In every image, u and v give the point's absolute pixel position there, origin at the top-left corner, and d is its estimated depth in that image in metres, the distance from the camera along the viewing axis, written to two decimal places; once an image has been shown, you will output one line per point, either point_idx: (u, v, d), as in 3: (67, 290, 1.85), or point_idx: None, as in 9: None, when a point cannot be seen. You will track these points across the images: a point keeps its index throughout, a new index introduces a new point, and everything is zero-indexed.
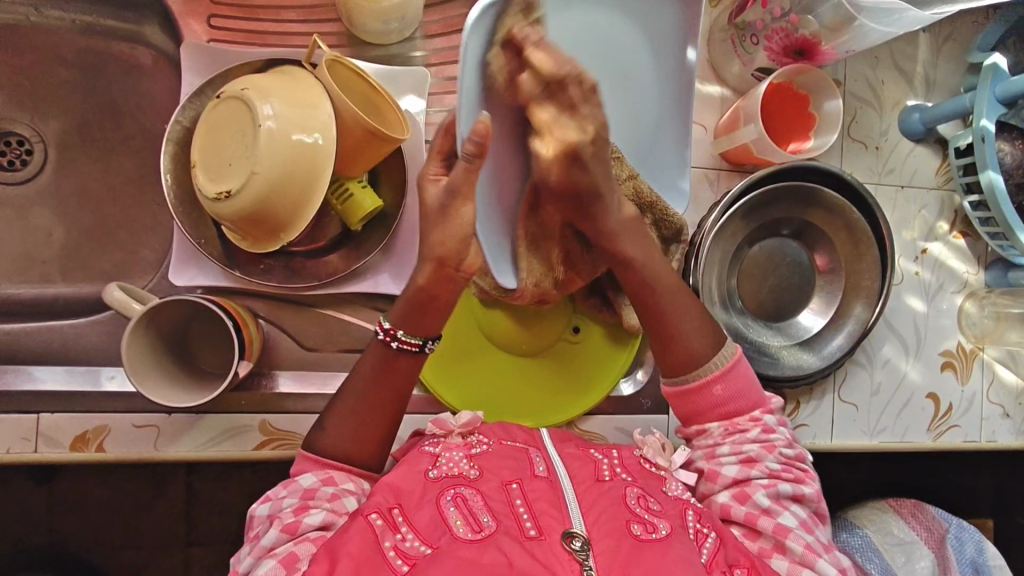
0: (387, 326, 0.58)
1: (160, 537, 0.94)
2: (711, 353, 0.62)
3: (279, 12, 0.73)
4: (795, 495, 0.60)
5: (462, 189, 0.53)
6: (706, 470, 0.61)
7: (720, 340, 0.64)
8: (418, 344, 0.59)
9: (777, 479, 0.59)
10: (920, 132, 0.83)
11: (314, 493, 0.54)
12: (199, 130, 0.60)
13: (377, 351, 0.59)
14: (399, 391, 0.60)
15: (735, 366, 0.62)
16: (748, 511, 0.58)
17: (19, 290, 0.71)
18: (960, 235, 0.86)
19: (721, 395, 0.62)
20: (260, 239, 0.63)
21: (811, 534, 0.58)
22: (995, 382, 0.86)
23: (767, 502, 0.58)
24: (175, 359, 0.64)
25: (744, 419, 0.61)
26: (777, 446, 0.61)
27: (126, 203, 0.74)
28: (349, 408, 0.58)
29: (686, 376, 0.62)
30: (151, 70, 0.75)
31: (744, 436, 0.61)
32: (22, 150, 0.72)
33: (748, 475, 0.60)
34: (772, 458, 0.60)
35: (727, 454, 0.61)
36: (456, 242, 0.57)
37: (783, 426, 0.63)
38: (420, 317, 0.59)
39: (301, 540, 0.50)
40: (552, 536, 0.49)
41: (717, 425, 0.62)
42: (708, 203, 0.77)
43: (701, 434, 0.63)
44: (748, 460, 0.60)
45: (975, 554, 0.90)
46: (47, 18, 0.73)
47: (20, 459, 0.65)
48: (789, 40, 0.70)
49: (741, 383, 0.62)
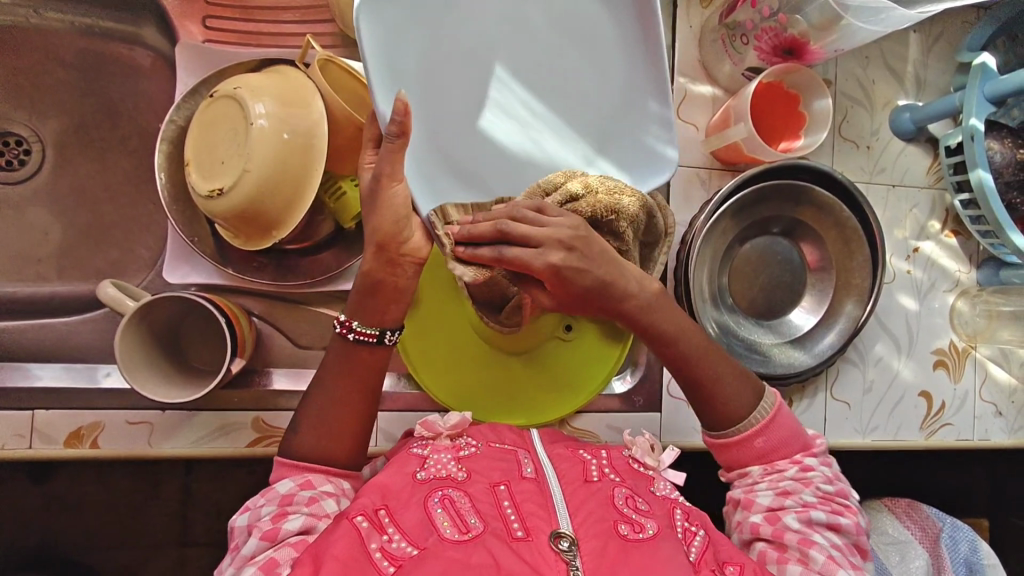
0: (340, 318, 0.58)
1: (156, 536, 0.95)
2: (751, 408, 0.62)
3: (273, 12, 0.74)
4: (832, 525, 0.58)
5: (386, 171, 0.51)
6: (740, 498, 0.61)
7: (759, 392, 0.64)
8: (375, 334, 0.59)
9: (812, 507, 0.58)
10: (911, 131, 0.84)
11: (291, 499, 0.54)
12: (192, 129, 0.61)
13: (337, 346, 0.60)
14: (366, 387, 0.60)
15: (776, 418, 0.62)
16: (778, 530, 0.57)
17: (15, 289, 0.71)
18: (951, 234, 0.86)
19: (762, 445, 0.61)
20: (252, 237, 0.64)
21: (840, 555, 0.56)
22: (987, 381, 0.87)
23: (798, 525, 0.57)
24: (167, 356, 0.65)
25: (784, 461, 0.61)
26: (815, 483, 0.60)
27: (121, 202, 0.75)
28: (322, 410, 0.59)
29: (726, 430, 0.63)
30: (148, 71, 0.76)
31: (781, 474, 0.60)
32: (20, 149, 0.73)
33: (782, 503, 0.58)
34: (808, 492, 0.59)
35: (763, 486, 0.60)
36: (392, 224, 0.55)
37: (823, 466, 0.62)
38: (373, 303, 0.58)
39: (281, 546, 0.51)
40: (540, 537, 0.50)
41: (757, 468, 0.61)
42: (699, 202, 0.78)
43: (743, 476, 0.62)
44: (783, 491, 0.59)
45: (969, 553, 0.91)
46: (47, 19, 0.73)
47: (14, 455, 0.65)
48: (778, 40, 0.70)
49: (783, 433, 0.62)
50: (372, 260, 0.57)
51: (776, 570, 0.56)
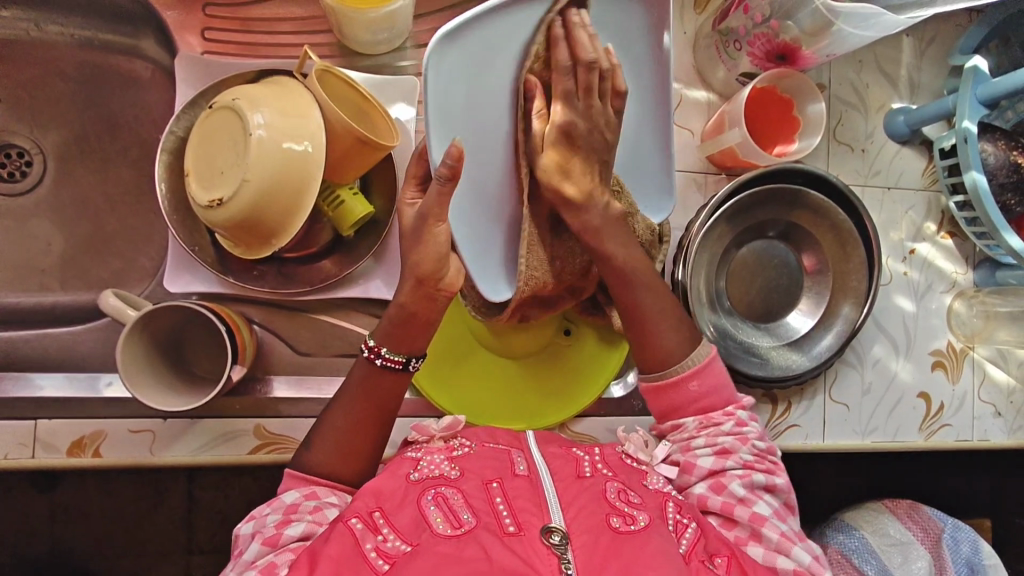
0: (370, 344, 0.59)
1: (161, 544, 0.95)
2: (685, 351, 0.64)
3: (272, 23, 0.75)
4: (769, 484, 0.61)
5: (434, 211, 0.55)
6: (682, 462, 0.62)
7: (698, 337, 0.65)
8: (401, 361, 0.60)
9: (752, 469, 0.61)
10: (905, 134, 0.84)
11: (296, 508, 0.55)
12: (192, 141, 0.61)
13: (362, 369, 0.61)
14: (383, 407, 0.61)
15: (711, 363, 0.64)
16: (725, 500, 0.59)
17: (18, 299, 0.73)
18: (947, 236, 0.87)
19: (697, 389, 0.63)
20: (251, 246, 0.64)
21: (784, 523, 0.59)
22: (986, 382, 0.87)
23: (742, 491, 0.59)
24: (169, 363, 0.66)
25: (718, 414, 0.63)
26: (749, 438, 0.63)
27: (123, 212, 0.76)
28: (338, 425, 0.59)
29: (662, 372, 0.64)
30: (148, 82, 0.77)
31: (718, 429, 0.62)
32: (22, 161, 0.75)
33: (724, 466, 0.61)
34: (746, 450, 0.62)
35: (703, 446, 0.62)
36: (434, 261, 0.58)
37: (753, 420, 0.65)
38: (402, 331, 0.60)
39: (281, 551, 0.51)
40: (531, 531, 0.50)
41: (692, 420, 0.63)
42: (696, 206, 0.78)
43: (678, 428, 0.64)
44: (723, 451, 0.61)
45: (971, 554, 0.91)
46: (48, 33, 0.75)
47: (16, 465, 0.65)
48: (771, 45, 0.71)
49: (715, 379, 0.64)
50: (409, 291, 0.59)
51: (735, 549, 0.58)
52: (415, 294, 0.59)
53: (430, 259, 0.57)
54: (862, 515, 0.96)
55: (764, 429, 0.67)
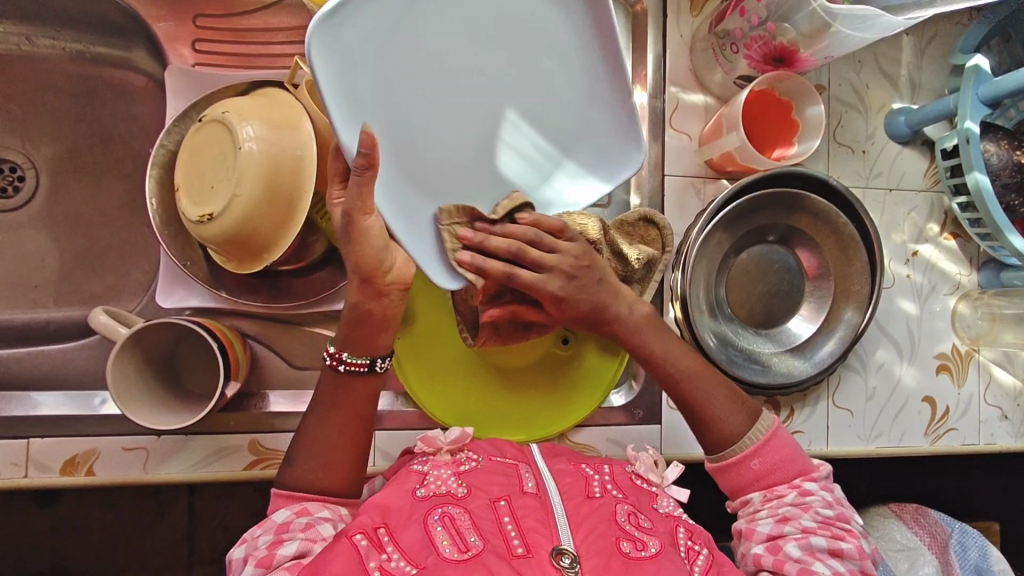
0: (330, 350, 0.58)
1: (162, 557, 0.94)
2: (746, 428, 0.63)
3: (264, 33, 0.74)
4: (833, 551, 0.55)
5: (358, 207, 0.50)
6: (744, 529, 0.59)
7: (754, 415, 0.64)
8: (365, 364, 0.59)
9: (811, 533, 0.56)
10: (907, 134, 0.83)
11: (287, 527, 0.53)
12: (182, 155, 0.61)
13: (329, 378, 0.59)
14: (360, 415, 0.60)
15: (771, 439, 0.62)
16: (778, 559, 0.56)
17: (12, 316, 0.72)
18: (950, 237, 0.86)
19: (759, 468, 0.61)
20: (245, 261, 0.63)
21: None
22: (992, 384, 0.86)
23: (798, 552, 0.55)
24: (163, 380, 0.65)
25: (782, 487, 0.60)
26: (813, 507, 0.58)
27: (116, 226, 0.75)
28: (317, 439, 0.58)
29: (723, 452, 0.62)
30: (140, 94, 0.76)
31: (780, 500, 0.59)
32: (13, 176, 0.74)
33: (781, 531, 0.57)
34: (807, 517, 0.57)
35: (764, 516, 0.59)
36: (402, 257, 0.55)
37: (824, 490, 0.60)
38: (358, 333, 0.58)
39: (276, 571, 0.50)
40: (541, 554, 0.49)
41: (757, 496, 0.60)
42: (694, 212, 0.77)
43: (745, 505, 0.61)
44: (783, 518, 0.58)
45: (979, 559, 0.89)
46: (38, 47, 0.74)
47: (10, 485, 0.64)
48: (768, 48, 0.70)
49: (779, 454, 0.61)
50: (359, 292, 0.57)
51: None
52: (360, 290, 0.57)
53: (370, 255, 0.55)
54: (868, 520, 0.96)
55: (843, 499, 0.62)
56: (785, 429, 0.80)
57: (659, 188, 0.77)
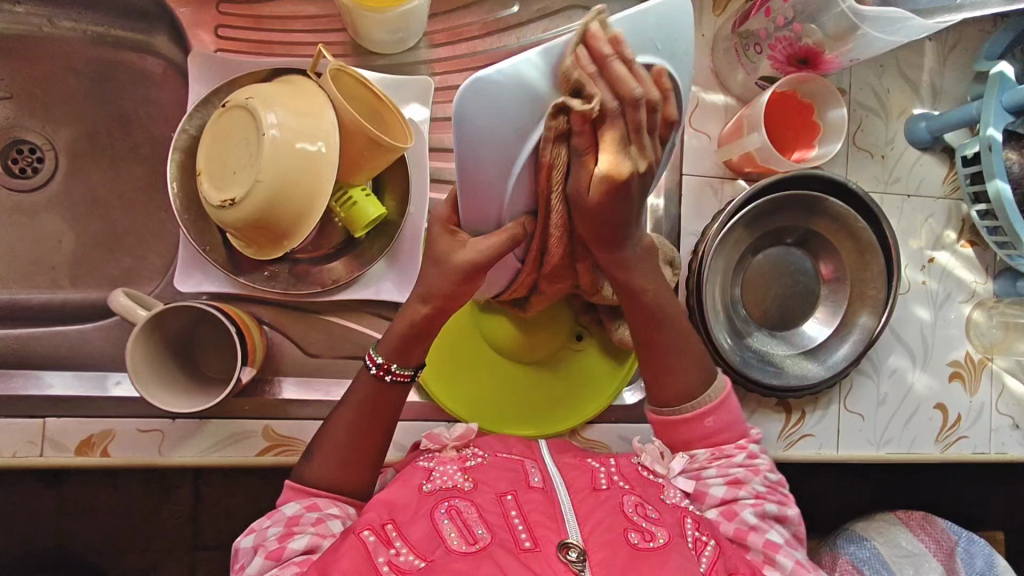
0: (380, 363, 0.59)
1: (167, 539, 0.95)
2: (702, 388, 0.63)
3: (285, 22, 0.74)
4: (779, 515, 0.60)
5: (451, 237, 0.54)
6: (694, 491, 0.61)
7: (710, 372, 0.64)
8: (410, 375, 0.60)
9: (763, 498, 0.60)
10: (926, 140, 0.83)
11: (298, 519, 0.54)
12: (205, 139, 0.61)
13: (367, 384, 0.60)
14: (380, 436, 0.60)
15: (725, 400, 0.63)
16: (737, 527, 0.58)
17: (30, 296, 0.73)
18: (967, 244, 0.85)
19: (711, 426, 0.63)
20: (263, 247, 0.63)
21: (798, 552, 0.58)
22: (1004, 394, 0.85)
23: (754, 519, 0.58)
24: (180, 364, 0.65)
25: (730, 445, 0.62)
26: (761, 470, 0.62)
27: (133, 210, 0.75)
28: (340, 446, 0.59)
29: (679, 407, 0.63)
30: (160, 79, 0.76)
31: (730, 460, 0.61)
32: (33, 157, 0.75)
33: (736, 495, 0.59)
34: (757, 481, 0.61)
35: (714, 475, 0.61)
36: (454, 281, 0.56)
37: (764, 453, 0.64)
38: (415, 347, 0.60)
39: (286, 565, 0.51)
40: (547, 548, 0.49)
41: (703, 451, 0.62)
42: (711, 212, 0.77)
43: (689, 460, 0.63)
44: (735, 481, 0.60)
45: (986, 568, 0.89)
46: (60, 29, 0.74)
47: (25, 463, 0.64)
48: (793, 49, 0.70)
49: (729, 415, 0.63)
50: (411, 310, 0.59)
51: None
52: (427, 315, 0.59)
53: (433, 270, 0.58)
54: (874, 525, 0.95)
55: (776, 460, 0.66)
56: (795, 431, 0.80)
57: (677, 186, 0.77)
